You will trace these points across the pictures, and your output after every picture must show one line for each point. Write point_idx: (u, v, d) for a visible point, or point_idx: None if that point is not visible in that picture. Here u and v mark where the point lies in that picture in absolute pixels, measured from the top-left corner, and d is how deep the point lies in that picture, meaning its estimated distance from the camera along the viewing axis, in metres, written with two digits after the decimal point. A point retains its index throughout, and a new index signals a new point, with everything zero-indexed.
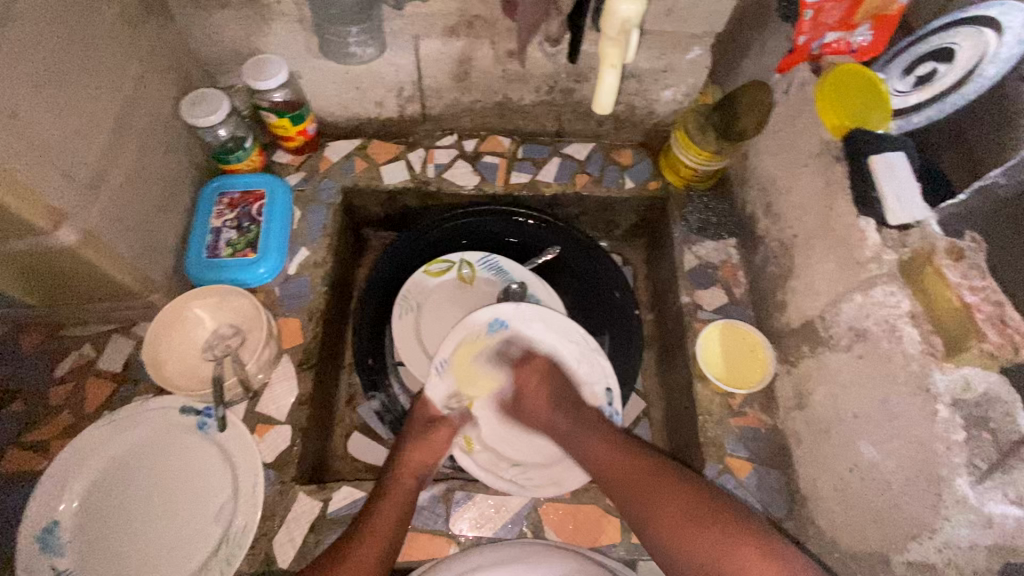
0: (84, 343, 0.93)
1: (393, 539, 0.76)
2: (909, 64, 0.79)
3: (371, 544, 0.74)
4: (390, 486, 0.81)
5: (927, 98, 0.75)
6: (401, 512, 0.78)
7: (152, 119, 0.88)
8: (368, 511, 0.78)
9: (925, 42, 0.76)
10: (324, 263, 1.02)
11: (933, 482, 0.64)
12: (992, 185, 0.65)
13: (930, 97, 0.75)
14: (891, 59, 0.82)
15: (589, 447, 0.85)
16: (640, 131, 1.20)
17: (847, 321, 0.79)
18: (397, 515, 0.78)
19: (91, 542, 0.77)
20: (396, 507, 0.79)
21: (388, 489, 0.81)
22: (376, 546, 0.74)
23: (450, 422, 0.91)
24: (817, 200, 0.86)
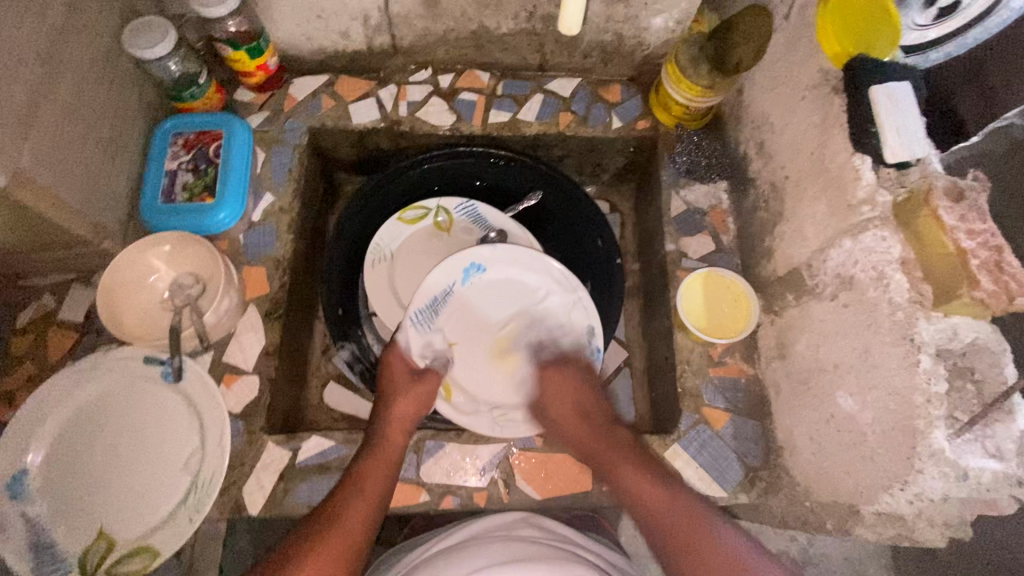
0: (44, 293, 0.90)
1: (380, 497, 0.74)
2: None
3: (361, 503, 0.72)
4: (378, 447, 0.79)
5: (947, 33, 0.69)
6: (388, 471, 0.76)
7: (93, 51, 0.81)
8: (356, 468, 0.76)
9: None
10: (290, 210, 0.97)
11: (908, 435, 0.61)
12: (1007, 126, 0.65)
13: (950, 32, 0.68)
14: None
15: (622, 477, 0.75)
16: (629, 64, 1.11)
17: (834, 268, 0.74)
18: (385, 474, 0.76)
19: (60, 490, 0.77)
20: (384, 467, 0.76)
21: (378, 447, 0.79)
22: (365, 506, 0.72)
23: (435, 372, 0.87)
24: (811, 138, 0.79)
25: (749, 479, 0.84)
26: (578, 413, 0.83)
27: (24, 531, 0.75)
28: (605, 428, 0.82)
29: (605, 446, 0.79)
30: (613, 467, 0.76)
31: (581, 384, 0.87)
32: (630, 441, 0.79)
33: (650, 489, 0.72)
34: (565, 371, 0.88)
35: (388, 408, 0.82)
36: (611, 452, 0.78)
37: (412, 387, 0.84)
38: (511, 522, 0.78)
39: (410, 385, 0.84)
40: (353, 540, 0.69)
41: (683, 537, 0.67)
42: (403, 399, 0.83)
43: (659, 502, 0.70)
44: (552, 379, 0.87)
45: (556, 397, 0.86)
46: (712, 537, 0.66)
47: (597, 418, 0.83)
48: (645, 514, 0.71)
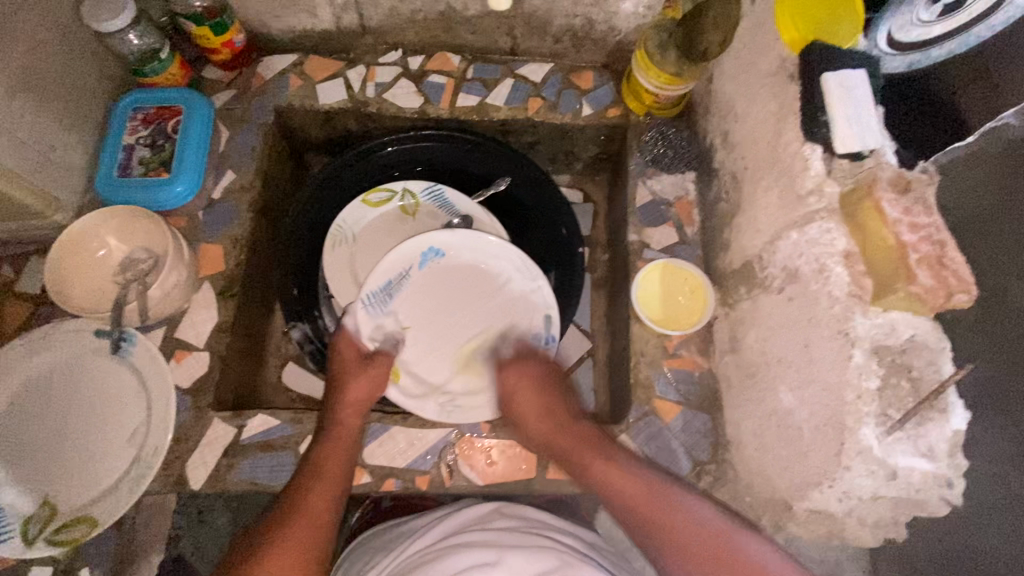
0: (3, 264, 0.90)
1: (344, 477, 0.74)
2: None
3: (323, 484, 0.72)
4: (333, 431, 0.78)
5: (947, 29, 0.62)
6: (348, 452, 0.77)
7: (48, 21, 0.81)
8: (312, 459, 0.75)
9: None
10: (250, 188, 0.97)
11: (839, 431, 0.60)
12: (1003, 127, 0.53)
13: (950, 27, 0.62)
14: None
15: (597, 472, 0.74)
16: (601, 51, 1.09)
17: (782, 261, 0.72)
18: (345, 454, 0.76)
19: (7, 457, 0.78)
20: (342, 453, 0.76)
21: (334, 430, 0.78)
22: (329, 487, 0.72)
23: (387, 355, 0.86)
24: (768, 127, 0.77)
25: (696, 472, 0.83)
26: (536, 406, 0.83)
27: None
28: (567, 420, 0.81)
29: (572, 438, 0.79)
30: (584, 462, 0.76)
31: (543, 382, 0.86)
32: (588, 431, 0.80)
33: (626, 475, 0.72)
34: (523, 372, 0.87)
35: (341, 392, 0.81)
36: (583, 451, 0.77)
37: (364, 371, 0.83)
38: (484, 515, 0.73)
39: (363, 370, 0.83)
40: (322, 518, 0.69)
41: (659, 518, 0.68)
42: (356, 383, 0.82)
43: (633, 489, 0.71)
44: (513, 378, 0.87)
45: (525, 397, 0.84)
46: (676, 511, 0.68)
47: (560, 412, 0.82)
48: (616, 497, 0.72)
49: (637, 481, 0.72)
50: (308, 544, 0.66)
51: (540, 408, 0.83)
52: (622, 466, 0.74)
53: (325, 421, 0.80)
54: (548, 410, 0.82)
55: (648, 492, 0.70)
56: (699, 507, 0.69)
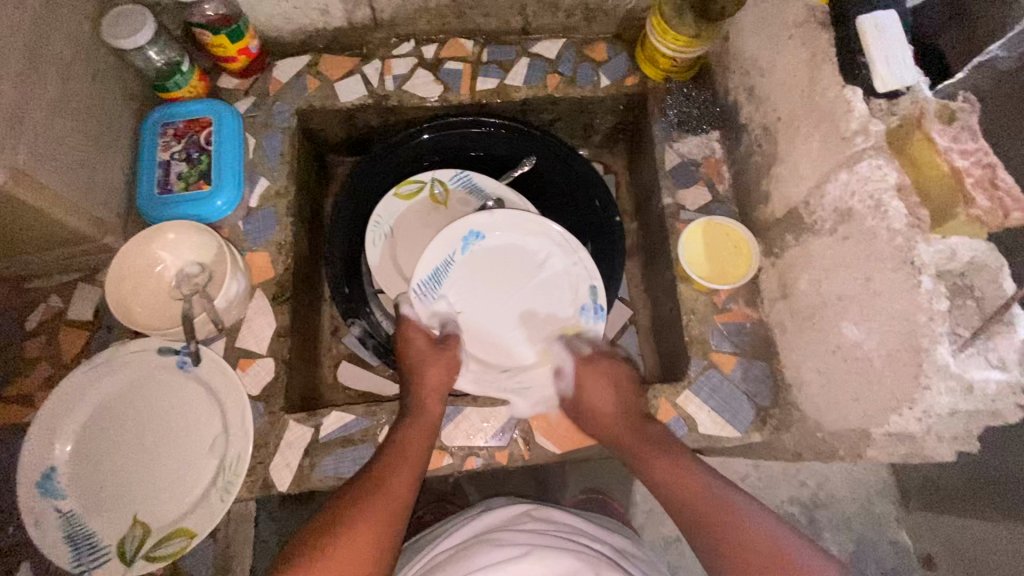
0: (50, 294, 0.89)
1: (422, 460, 0.75)
2: None
3: (405, 464, 0.73)
4: (416, 415, 0.80)
5: None
6: (427, 437, 0.78)
7: (72, 42, 0.79)
8: (396, 439, 0.76)
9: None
10: (286, 193, 0.97)
11: (914, 355, 0.63)
12: (992, 60, 0.67)
13: None
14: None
15: (651, 461, 0.75)
16: (613, 21, 1.10)
17: (831, 203, 0.75)
18: (423, 438, 0.77)
19: (91, 483, 0.78)
20: (424, 433, 0.78)
21: (415, 414, 0.80)
22: (409, 469, 0.72)
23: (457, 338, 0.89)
24: (801, 76, 0.79)
25: (761, 418, 0.87)
26: None
27: (61, 525, 0.76)
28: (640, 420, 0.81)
29: (638, 437, 0.78)
30: (644, 460, 0.76)
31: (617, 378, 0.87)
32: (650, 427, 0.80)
33: (677, 468, 0.72)
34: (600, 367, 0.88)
35: (420, 378, 0.83)
36: (644, 443, 0.77)
37: (438, 356, 0.86)
38: (515, 516, 0.76)
39: (438, 356, 0.86)
40: (402, 498, 0.69)
41: (715, 526, 0.66)
42: (433, 367, 0.84)
43: (693, 491, 0.70)
44: None
45: (596, 392, 0.85)
46: (735, 517, 0.66)
47: (628, 410, 0.83)
48: (668, 490, 0.72)
49: (685, 468, 0.72)
50: (386, 521, 0.66)
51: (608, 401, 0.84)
52: (670, 457, 0.74)
53: (406, 406, 0.82)
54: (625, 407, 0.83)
55: (698, 493, 0.70)
56: (771, 525, 0.66)
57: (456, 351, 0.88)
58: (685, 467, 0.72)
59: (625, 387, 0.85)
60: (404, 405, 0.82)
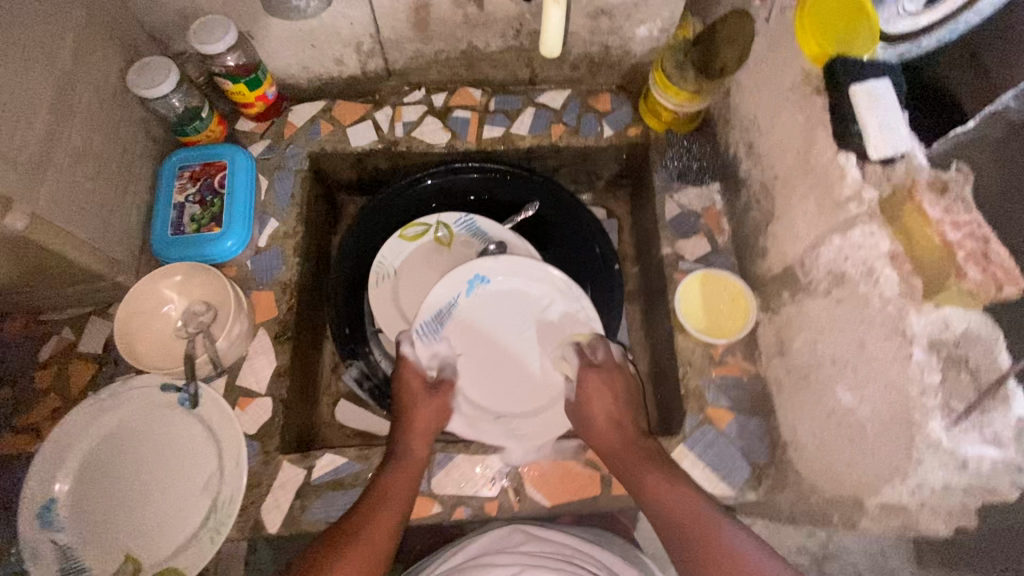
0: (64, 327, 0.93)
1: (406, 506, 0.76)
2: None
3: (388, 510, 0.74)
4: (401, 459, 0.81)
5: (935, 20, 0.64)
6: (412, 483, 0.79)
7: (99, 93, 0.85)
8: (380, 483, 0.77)
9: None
10: (295, 234, 1.00)
11: (907, 427, 0.62)
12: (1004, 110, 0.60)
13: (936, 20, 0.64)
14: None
15: (642, 480, 0.78)
16: (617, 73, 1.13)
17: (826, 265, 0.75)
18: (408, 484, 0.78)
19: (87, 515, 0.79)
20: (409, 478, 0.79)
21: (401, 458, 0.81)
22: (392, 514, 0.74)
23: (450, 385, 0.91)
24: (797, 138, 0.81)
25: (756, 476, 0.86)
26: (617, 416, 0.85)
27: (56, 556, 0.77)
28: (633, 436, 0.83)
29: (631, 453, 0.81)
30: (636, 476, 0.79)
31: (615, 384, 0.89)
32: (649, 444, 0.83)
33: (669, 487, 0.76)
34: (608, 377, 0.90)
35: (410, 423, 0.85)
36: (630, 462, 0.80)
37: (431, 400, 0.88)
38: (510, 536, 0.80)
39: (430, 399, 0.88)
40: (380, 547, 0.70)
41: (697, 546, 0.70)
42: (424, 411, 0.87)
43: (682, 512, 0.73)
44: (592, 381, 0.89)
45: (600, 402, 0.87)
46: (721, 534, 0.70)
47: (628, 426, 0.85)
48: (660, 511, 0.74)
49: (677, 492, 0.75)
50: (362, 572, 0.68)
51: (611, 411, 0.86)
52: (660, 476, 0.77)
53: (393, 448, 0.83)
54: (619, 413, 0.86)
55: (696, 519, 0.72)
56: (754, 545, 0.69)
57: (450, 397, 0.91)
58: (676, 484, 0.76)
59: (616, 401, 0.87)
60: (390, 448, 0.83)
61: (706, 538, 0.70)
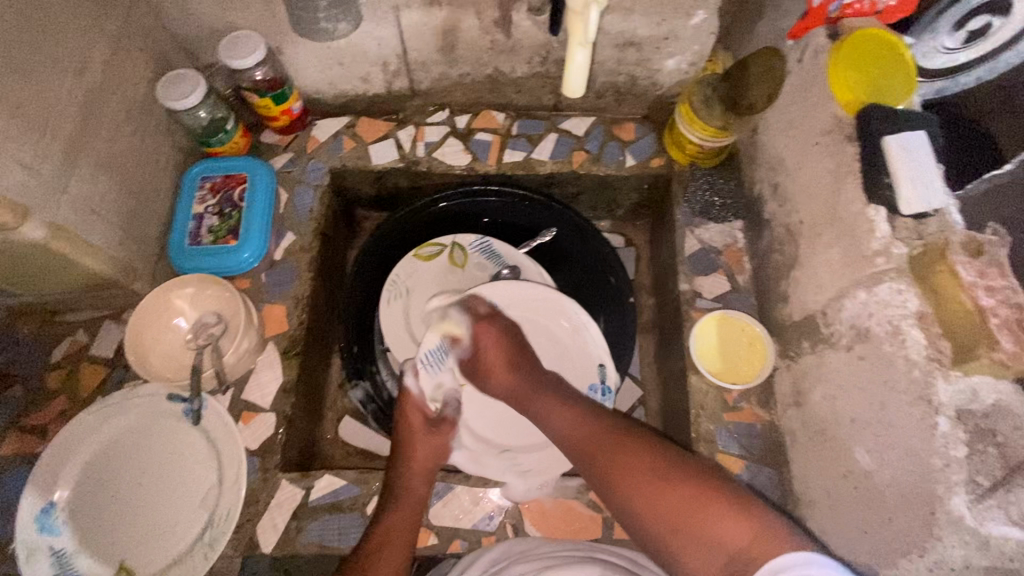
0: (78, 329, 0.94)
1: (407, 548, 0.75)
2: (960, 18, 0.70)
3: (389, 554, 0.73)
4: (401, 497, 0.79)
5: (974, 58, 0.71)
6: (413, 522, 0.77)
7: (127, 104, 0.86)
8: (379, 524, 0.76)
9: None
10: (310, 249, 1.00)
11: (927, 500, 0.59)
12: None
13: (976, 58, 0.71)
14: (942, 11, 0.72)
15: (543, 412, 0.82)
16: (643, 103, 1.12)
17: (850, 318, 0.72)
18: (409, 524, 0.77)
19: (85, 523, 0.79)
20: (408, 518, 0.77)
21: (400, 496, 0.79)
22: (394, 558, 0.73)
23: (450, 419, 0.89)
24: (825, 185, 0.79)
25: None
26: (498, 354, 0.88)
27: (50, 564, 0.77)
28: (532, 372, 0.86)
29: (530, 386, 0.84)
30: (539, 414, 0.82)
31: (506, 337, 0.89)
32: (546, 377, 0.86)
33: (569, 416, 0.78)
34: (499, 329, 0.89)
35: (409, 459, 0.83)
36: (533, 398, 0.84)
37: (430, 439, 0.86)
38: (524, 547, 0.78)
39: (428, 437, 0.86)
40: None
41: (603, 467, 0.71)
42: (422, 447, 0.85)
43: (585, 437, 0.75)
44: (484, 332, 0.89)
45: (488, 345, 0.88)
46: (618, 449, 0.71)
47: (522, 365, 0.87)
48: (565, 440, 0.77)
49: (575, 416, 0.78)
50: None
51: (505, 361, 0.87)
52: (564, 408, 0.79)
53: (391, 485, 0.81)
54: (512, 363, 0.87)
55: (599, 440, 0.73)
56: (665, 454, 0.68)
57: (449, 436, 0.88)
58: (579, 414, 0.78)
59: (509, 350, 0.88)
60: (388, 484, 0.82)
61: (610, 452, 0.71)
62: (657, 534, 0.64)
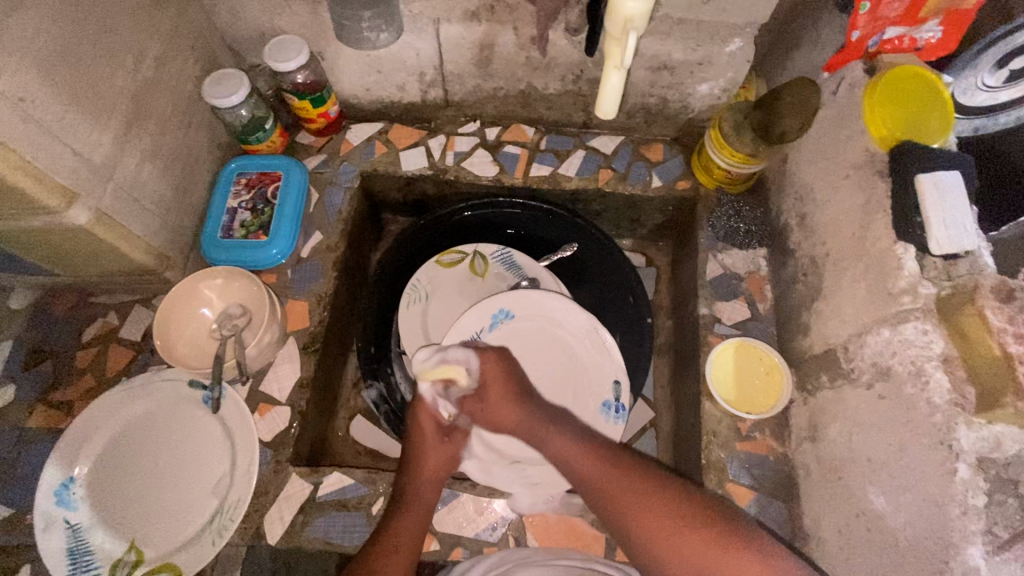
0: (110, 311, 0.97)
1: (413, 553, 0.74)
2: (1003, 56, 0.68)
3: (395, 560, 0.72)
4: (409, 504, 0.79)
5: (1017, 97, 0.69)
6: (420, 528, 0.77)
7: (173, 99, 0.90)
8: (385, 529, 0.76)
9: (1010, 22, 0.66)
10: (336, 249, 1.02)
11: (942, 548, 0.58)
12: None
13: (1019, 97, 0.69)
14: (984, 48, 0.70)
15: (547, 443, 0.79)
16: (672, 125, 1.13)
17: (871, 355, 0.71)
18: (416, 529, 0.77)
19: (101, 500, 0.81)
20: (417, 523, 0.77)
21: (408, 503, 0.79)
22: (400, 563, 0.72)
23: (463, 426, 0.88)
24: (853, 219, 0.78)
25: None
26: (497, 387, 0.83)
27: (64, 537, 0.79)
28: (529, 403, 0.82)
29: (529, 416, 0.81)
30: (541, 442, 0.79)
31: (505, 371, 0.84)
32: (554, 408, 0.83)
33: (569, 450, 0.76)
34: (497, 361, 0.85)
35: (416, 469, 0.83)
36: (537, 431, 0.80)
37: (441, 447, 0.84)
38: (522, 559, 0.77)
39: (440, 447, 0.84)
40: None
41: (612, 501, 0.69)
42: (432, 455, 0.83)
43: (592, 470, 0.73)
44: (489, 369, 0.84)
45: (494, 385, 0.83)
46: (630, 483, 0.69)
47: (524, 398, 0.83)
48: (568, 471, 0.75)
49: (579, 452, 0.75)
50: None
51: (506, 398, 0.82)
52: (567, 438, 0.77)
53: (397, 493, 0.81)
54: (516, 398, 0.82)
55: (609, 474, 0.71)
56: (676, 492, 0.67)
57: (461, 444, 0.86)
58: (579, 446, 0.76)
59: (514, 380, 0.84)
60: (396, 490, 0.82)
61: (619, 486, 0.69)
62: (672, 573, 0.62)
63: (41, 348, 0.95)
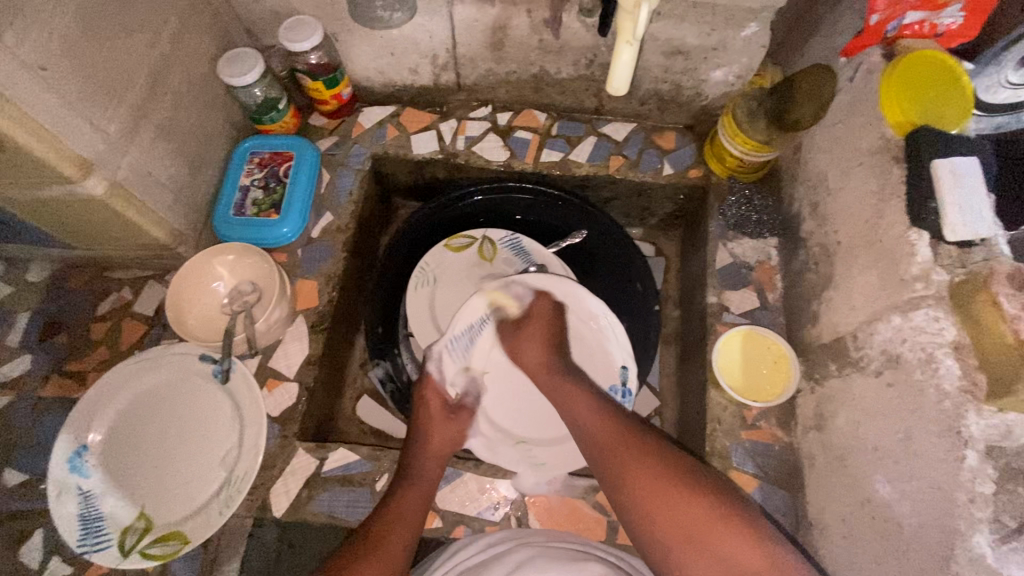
0: (124, 286, 0.99)
1: (417, 524, 0.76)
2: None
3: (400, 529, 0.74)
4: (414, 477, 0.80)
5: None
6: (424, 501, 0.78)
7: (189, 76, 0.91)
8: (390, 500, 0.77)
9: None
10: (346, 229, 1.03)
11: (947, 535, 0.57)
12: None
13: None
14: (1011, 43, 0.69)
15: (572, 405, 0.81)
16: (686, 113, 1.12)
17: (881, 343, 0.71)
18: (421, 501, 0.78)
19: (113, 468, 0.83)
20: (421, 496, 0.79)
21: (413, 476, 0.80)
22: (405, 532, 0.74)
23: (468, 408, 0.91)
24: (866, 206, 0.77)
25: None
26: (540, 343, 0.89)
27: (77, 503, 0.80)
28: (562, 367, 0.87)
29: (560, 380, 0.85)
30: (564, 406, 0.82)
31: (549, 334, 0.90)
32: (576, 372, 0.87)
33: (590, 412, 0.78)
34: (543, 320, 0.92)
35: (422, 444, 0.85)
36: (562, 390, 0.84)
37: (447, 426, 0.88)
38: (523, 535, 0.78)
39: (445, 424, 0.88)
40: (394, 563, 0.70)
41: (617, 464, 0.71)
42: (437, 435, 0.86)
43: (605, 436, 0.75)
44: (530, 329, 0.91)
45: (528, 341, 0.90)
46: (638, 449, 0.71)
47: (561, 355, 0.89)
48: (583, 434, 0.77)
49: (600, 413, 0.78)
50: None
51: (542, 351, 0.89)
52: (589, 402, 0.80)
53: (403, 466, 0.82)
54: (548, 355, 0.88)
55: (620, 437, 0.73)
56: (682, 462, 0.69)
57: (466, 423, 0.90)
58: (599, 410, 0.78)
59: (552, 336, 0.90)
60: (401, 465, 0.83)
61: (627, 451, 0.71)
62: (665, 542, 0.64)
63: (58, 320, 0.97)
